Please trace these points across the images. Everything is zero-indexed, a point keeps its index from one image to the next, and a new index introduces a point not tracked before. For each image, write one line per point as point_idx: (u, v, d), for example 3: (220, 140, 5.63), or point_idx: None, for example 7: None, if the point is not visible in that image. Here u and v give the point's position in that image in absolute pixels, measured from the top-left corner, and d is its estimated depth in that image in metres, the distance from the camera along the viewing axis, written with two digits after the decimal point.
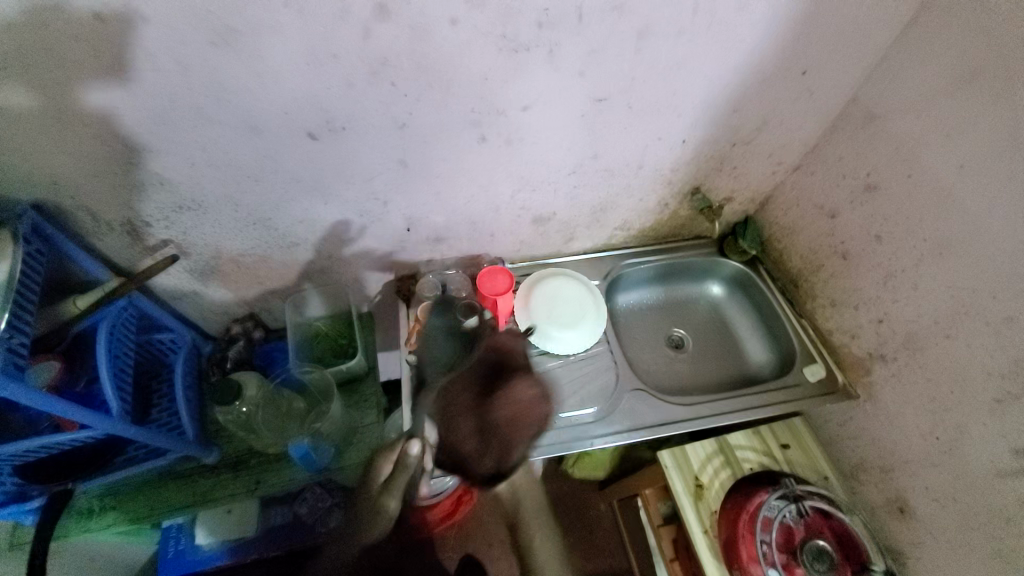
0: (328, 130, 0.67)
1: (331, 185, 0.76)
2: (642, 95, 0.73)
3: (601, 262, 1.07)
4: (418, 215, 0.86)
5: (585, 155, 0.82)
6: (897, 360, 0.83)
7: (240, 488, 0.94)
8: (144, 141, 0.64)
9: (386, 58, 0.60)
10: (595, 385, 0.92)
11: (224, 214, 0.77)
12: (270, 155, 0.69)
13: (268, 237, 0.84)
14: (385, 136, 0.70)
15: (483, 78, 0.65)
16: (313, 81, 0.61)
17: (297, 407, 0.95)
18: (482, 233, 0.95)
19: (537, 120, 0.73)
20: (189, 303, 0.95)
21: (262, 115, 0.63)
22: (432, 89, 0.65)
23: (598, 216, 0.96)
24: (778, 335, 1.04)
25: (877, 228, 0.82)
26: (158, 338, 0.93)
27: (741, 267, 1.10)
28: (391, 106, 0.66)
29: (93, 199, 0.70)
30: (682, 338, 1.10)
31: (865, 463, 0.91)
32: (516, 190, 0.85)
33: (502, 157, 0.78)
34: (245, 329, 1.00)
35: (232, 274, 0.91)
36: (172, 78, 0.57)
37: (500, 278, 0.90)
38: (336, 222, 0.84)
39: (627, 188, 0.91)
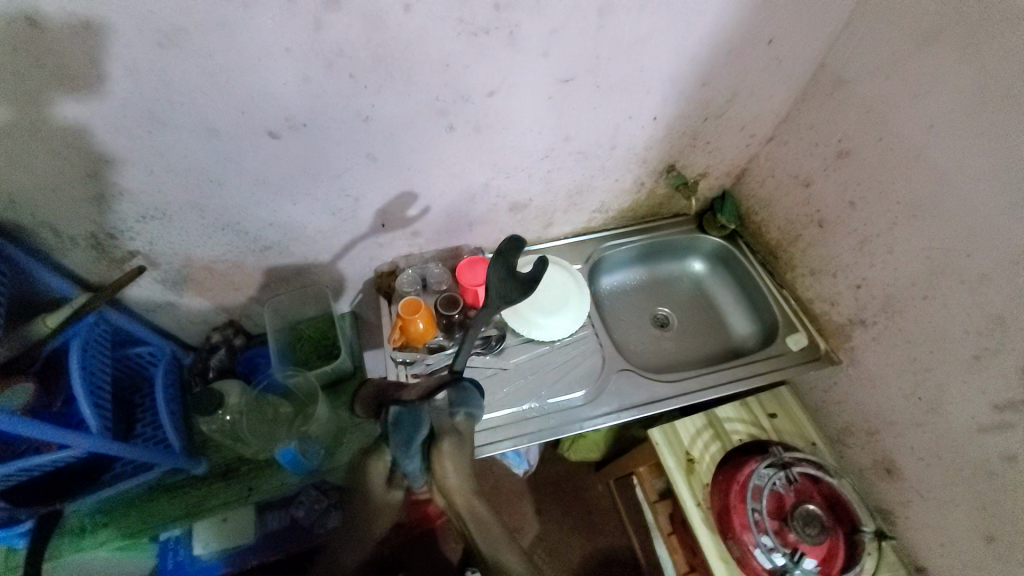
0: (290, 128, 0.65)
1: (299, 185, 0.74)
2: (610, 74, 0.72)
3: (582, 246, 1.06)
4: (392, 210, 0.85)
5: (557, 138, 0.80)
6: (877, 323, 0.84)
7: (233, 497, 0.94)
8: (102, 152, 0.62)
9: (343, 49, 0.58)
10: (583, 368, 0.92)
11: (192, 222, 0.75)
12: (232, 158, 0.67)
13: (240, 241, 0.82)
14: (349, 130, 0.68)
15: (445, 65, 0.63)
16: (268, 78, 0.59)
17: (283, 413, 0.93)
18: (459, 224, 0.93)
19: (504, 105, 0.72)
20: (164, 315, 0.93)
21: (219, 115, 0.61)
22: (394, 79, 0.63)
23: (575, 199, 0.95)
24: (762, 307, 1.05)
25: (851, 194, 0.82)
26: (137, 352, 0.92)
27: (721, 241, 1.10)
28: (352, 99, 0.64)
29: (52, 215, 0.68)
30: (667, 316, 1.11)
31: (851, 427, 0.93)
32: (489, 178, 0.84)
33: (472, 145, 0.77)
34: (225, 337, 0.98)
35: (206, 282, 0.89)
36: (118, 82, 0.55)
37: (478, 268, 0.90)
38: (308, 222, 0.82)
39: (602, 169, 0.90)
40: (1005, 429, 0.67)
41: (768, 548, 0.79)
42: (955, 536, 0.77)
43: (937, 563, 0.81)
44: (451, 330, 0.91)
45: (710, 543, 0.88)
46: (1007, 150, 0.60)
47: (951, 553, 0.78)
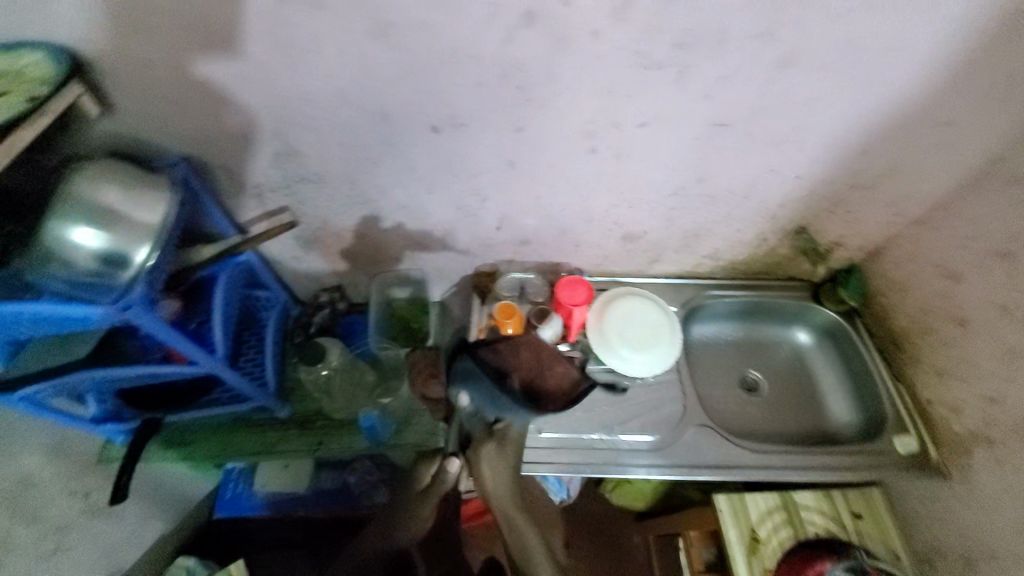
0: (450, 125, 0.70)
1: (438, 177, 0.80)
2: (765, 126, 0.71)
3: (682, 289, 1.04)
4: (511, 215, 0.88)
5: (691, 179, 0.80)
6: (1009, 447, 0.74)
7: (302, 446, 1.00)
8: (293, 117, 0.70)
9: (522, 63, 0.62)
10: (663, 412, 0.89)
11: (337, 191, 0.83)
12: (392, 142, 0.74)
13: (371, 217, 0.89)
14: (500, 136, 0.72)
15: (608, 91, 0.65)
16: (447, 77, 0.64)
17: (368, 380, 1.01)
18: (569, 243, 0.95)
19: (651, 138, 0.72)
20: (288, 267, 1.02)
21: (395, 103, 0.67)
22: (557, 97, 0.66)
23: (689, 242, 0.94)
24: (868, 397, 0.97)
25: (1007, 299, 0.74)
26: (258, 295, 1.01)
27: (837, 317, 1.03)
28: (512, 108, 0.68)
29: (233, 162, 0.77)
30: (756, 381, 1.05)
31: (947, 553, 0.82)
32: (613, 205, 0.85)
33: (607, 170, 0.78)
34: (331, 299, 1.06)
35: (331, 246, 0.97)
36: (325, 62, 0.62)
37: (579, 289, 0.90)
38: (434, 211, 0.88)
39: (727, 217, 0.88)
40: None
41: None
42: None
43: None
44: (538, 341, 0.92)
45: None
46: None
47: None
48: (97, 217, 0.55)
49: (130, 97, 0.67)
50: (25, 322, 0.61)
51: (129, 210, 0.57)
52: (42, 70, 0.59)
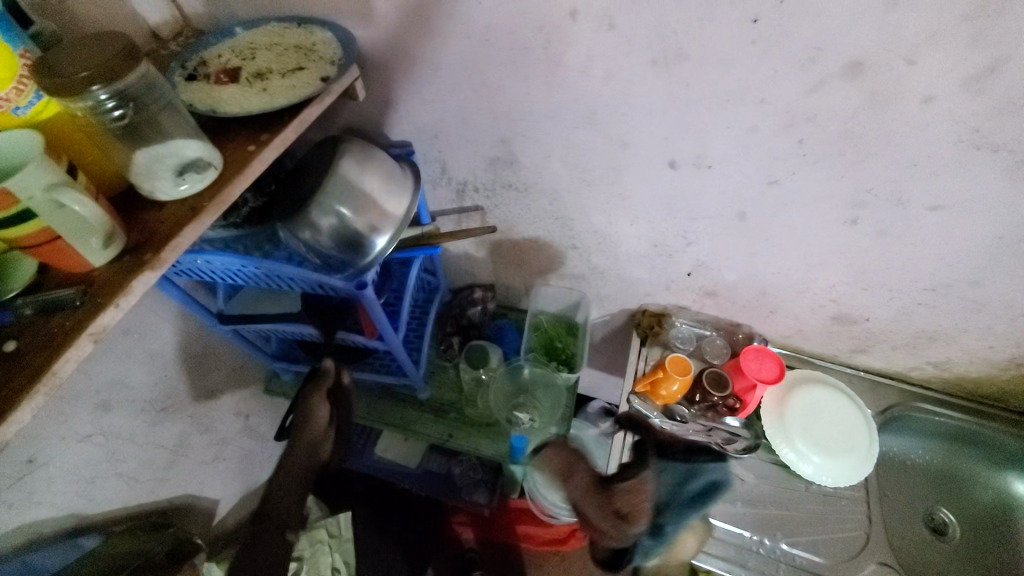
0: (692, 164, 0.64)
1: (649, 211, 0.74)
2: None
3: (879, 389, 0.89)
4: (710, 266, 0.80)
5: (963, 279, 0.65)
6: None
7: (434, 433, 1.01)
8: (531, 127, 0.68)
9: (814, 117, 0.53)
10: (836, 532, 0.76)
11: (537, 203, 0.81)
12: (619, 169, 0.69)
13: (558, 233, 0.86)
14: (744, 186, 0.64)
15: (911, 164, 0.54)
16: (719, 117, 0.57)
17: (508, 386, 0.99)
18: (762, 307, 0.84)
19: (936, 224, 0.59)
20: (457, 259, 1.04)
21: (641, 134, 0.63)
22: (837, 159, 0.56)
23: (915, 343, 0.79)
24: None
25: None
26: (426, 277, 1.02)
27: None
28: (775, 161, 0.59)
29: (451, 157, 0.78)
30: (947, 524, 0.86)
31: None
32: (840, 283, 0.73)
33: (856, 247, 0.66)
34: (484, 297, 1.06)
35: (505, 249, 0.96)
36: (589, 81, 0.59)
37: (767, 363, 0.80)
38: (626, 243, 0.82)
39: (984, 330, 0.72)
40: None
41: None
42: None
43: None
44: (705, 407, 0.82)
45: None
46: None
47: None
48: (356, 198, 0.57)
49: (387, 85, 0.70)
50: (261, 277, 0.67)
51: (381, 197, 0.59)
52: (331, 51, 0.62)
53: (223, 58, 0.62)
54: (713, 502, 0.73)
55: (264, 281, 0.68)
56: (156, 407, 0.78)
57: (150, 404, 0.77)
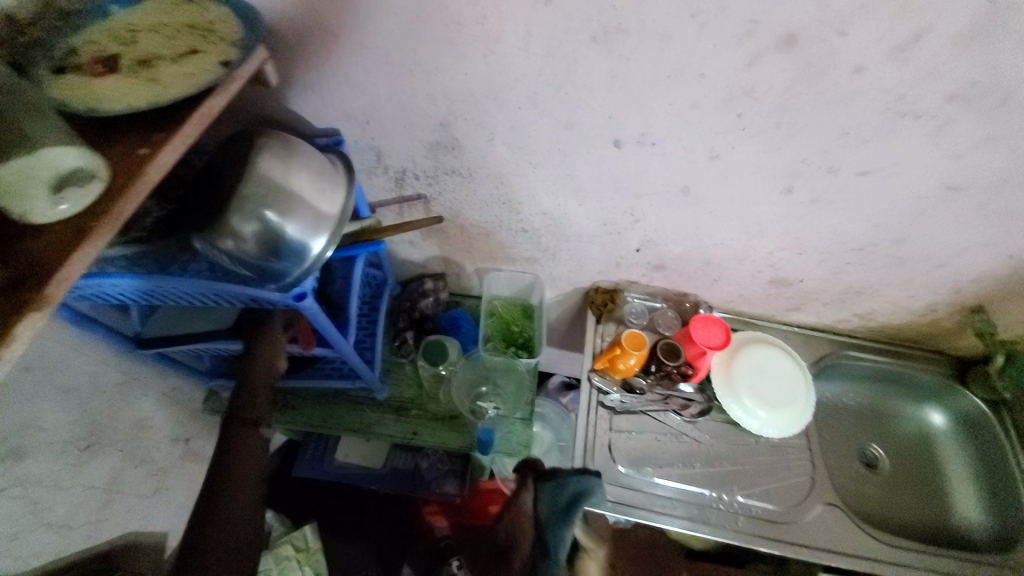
0: (638, 142, 0.63)
1: (598, 191, 0.72)
2: (1008, 197, 0.60)
3: (813, 342, 0.96)
4: (658, 240, 0.81)
5: (886, 238, 0.70)
6: None
7: (397, 434, 0.98)
8: (472, 110, 0.64)
9: (754, 90, 0.53)
10: (782, 478, 0.83)
11: (481, 188, 0.78)
12: (565, 150, 0.67)
13: (507, 217, 0.84)
14: (689, 162, 0.64)
15: (842, 133, 0.56)
16: (664, 94, 0.56)
17: (468, 376, 0.98)
18: (707, 276, 0.87)
19: (862, 189, 0.63)
20: (402, 250, 0.99)
21: (586, 112, 0.60)
22: (776, 131, 0.57)
23: (845, 298, 0.85)
24: (1010, 506, 0.86)
25: None
26: (370, 273, 0.97)
27: (982, 407, 0.92)
28: (718, 136, 0.59)
29: (386, 143, 0.73)
30: (878, 458, 0.95)
31: None
32: (779, 249, 0.76)
33: (792, 214, 0.69)
34: (435, 287, 1.03)
35: (452, 238, 0.93)
36: (529, 59, 0.55)
37: (714, 330, 0.83)
38: (576, 223, 0.81)
39: (901, 282, 0.79)
40: None
41: None
42: None
43: None
44: (659, 377, 0.85)
45: None
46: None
47: None
48: (284, 200, 0.52)
49: (304, 68, 0.63)
50: (181, 294, 0.61)
51: (314, 196, 0.54)
52: (233, 32, 0.55)
53: (99, 44, 0.53)
54: (580, 512, 0.74)
55: (186, 297, 0.62)
56: (77, 447, 0.69)
57: (69, 444, 0.68)
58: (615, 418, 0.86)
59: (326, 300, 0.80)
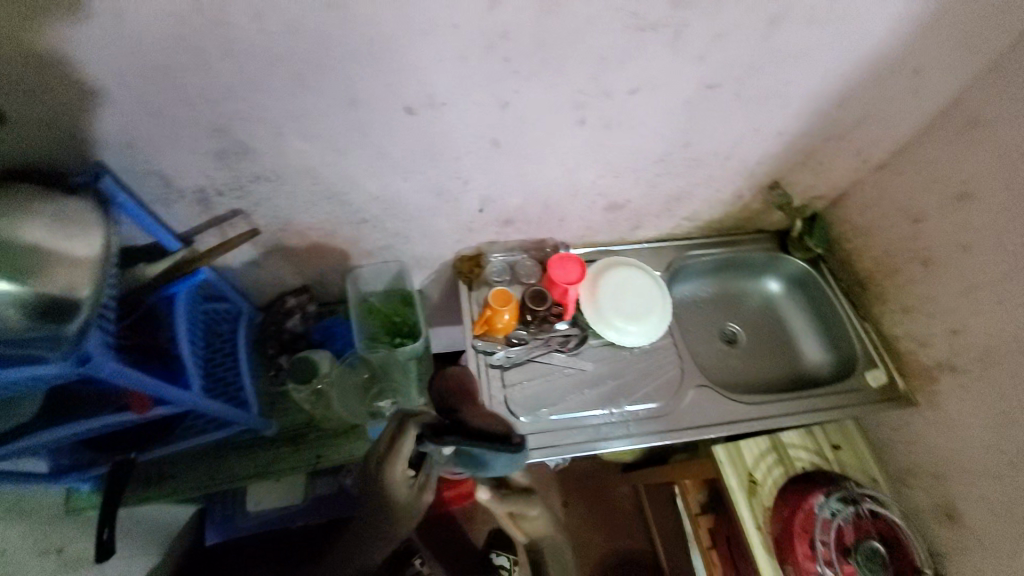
0: (427, 105, 0.63)
1: (414, 163, 0.72)
2: (753, 84, 0.69)
3: (663, 252, 1.06)
4: (494, 196, 0.83)
5: (678, 144, 0.78)
6: (969, 372, 0.83)
7: (300, 463, 0.93)
8: (245, 109, 0.59)
9: (508, 32, 0.55)
10: (660, 379, 0.92)
11: (299, 188, 0.74)
12: (362, 129, 0.65)
13: (339, 212, 0.80)
14: (483, 114, 0.65)
15: (601, 57, 0.60)
16: (428, 52, 0.56)
17: (357, 382, 0.95)
18: (553, 217, 0.92)
19: (640, 104, 0.69)
20: (248, 274, 0.92)
21: (361, 86, 0.59)
22: (546, 67, 0.60)
23: (670, 205, 0.95)
24: (838, 340, 1.03)
25: (966, 238, 0.81)
26: (219, 309, 0.90)
27: (806, 266, 1.07)
28: (497, 82, 0.61)
29: (168, 166, 0.66)
30: (735, 333, 1.10)
31: (915, 469, 0.93)
32: (599, 175, 0.82)
33: (595, 141, 0.74)
34: (300, 302, 0.97)
35: (295, 247, 0.88)
36: (274, 40, 0.52)
37: (570, 266, 0.89)
38: (410, 199, 0.80)
39: (707, 178, 0.89)
40: None
41: None
42: None
43: None
44: (535, 322, 0.90)
45: (770, 569, 0.88)
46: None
47: None
48: (23, 258, 0.48)
49: (20, 102, 0.54)
50: None
51: (58, 245, 0.50)
52: None
53: None
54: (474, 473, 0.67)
55: None
56: None
57: None
58: (506, 374, 0.88)
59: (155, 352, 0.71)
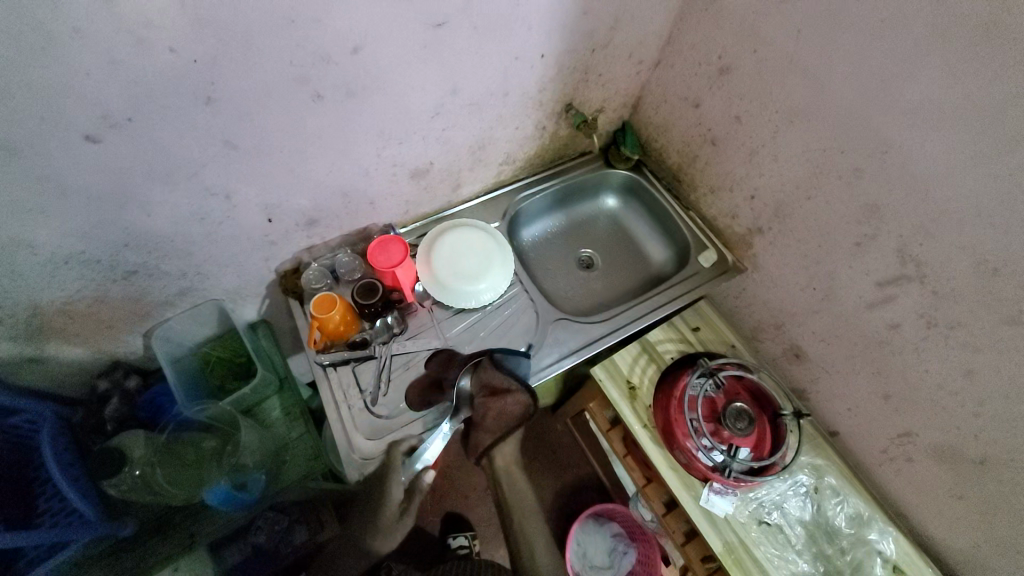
0: (110, 127, 0.53)
1: (145, 193, 0.62)
2: (484, 12, 0.66)
3: (496, 202, 1.04)
4: (275, 201, 0.75)
5: (444, 92, 0.74)
6: (772, 229, 0.90)
7: (174, 549, 0.86)
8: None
9: (152, 18, 0.47)
10: (518, 325, 0.93)
11: (20, 262, 0.62)
12: (47, 177, 0.54)
13: (94, 272, 0.69)
14: (191, 119, 0.57)
15: (290, 22, 0.54)
16: (62, 66, 0.47)
17: (209, 445, 0.88)
18: (360, 204, 0.86)
19: (374, 61, 0.63)
20: (32, 374, 0.79)
21: (7, 127, 0.49)
22: (230, 48, 0.53)
23: (477, 154, 0.92)
24: (673, 233, 1.09)
25: (736, 109, 0.86)
26: (11, 424, 0.77)
27: (628, 173, 1.12)
28: (182, 79, 0.53)
29: None
30: (590, 257, 1.13)
31: (762, 324, 1.02)
32: (380, 147, 0.77)
33: (348, 113, 0.68)
34: (115, 382, 0.86)
35: (68, 328, 0.75)
36: None
37: (393, 248, 0.84)
38: (174, 233, 0.70)
39: (499, 119, 0.87)
40: (886, 302, 0.76)
41: (708, 448, 0.89)
42: (858, 400, 0.89)
43: (845, 425, 0.94)
44: (378, 316, 0.87)
45: (663, 457, 0.95)
46: (879, 35, 0.62)
47: (855, 415, 0.91)
48: None
49: None
50: None
51: None
52: None
53: None
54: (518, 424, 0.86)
55: None
56: None
57: None
58: (360, 375, 0.84)
59: None
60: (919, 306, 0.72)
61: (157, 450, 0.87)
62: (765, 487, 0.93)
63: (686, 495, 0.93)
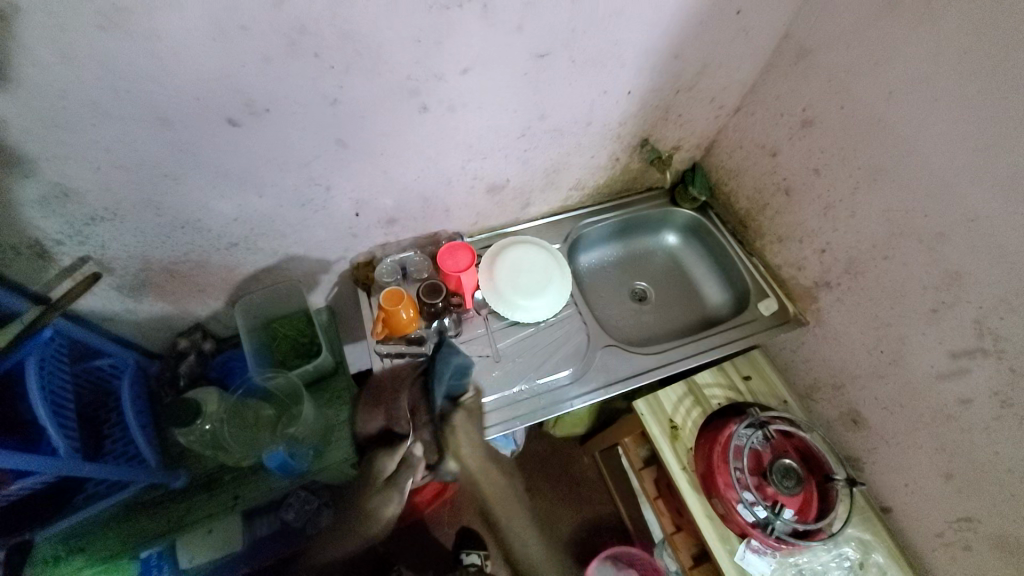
0: (251, 114, 0.61)
1: (261, 176, 0.70)
2: (584, 47, 0.72)
3: (560, 224, 1.08)
4: (365, 199, 0.81)
5: (533, 116, 0.80)
6: (841, 285, 0.88)
7: (218, 507, 0.92)
8: (58, 148, 0.57)
9: (307, 26, 0.55)
10: (569, 347, 0.95)
11: (146, 221, 0.70)
12: (188, 149, 0.63)
13: (202, 240, 0.77)
14: (315, 115, 0.65)
15: (415, 41, 0.61)
16: (227, 59, 0.55)
17: (265, 415, 0.92)
18: (438, 210, 0.91)
19: (478, 84, 0.70)
20: (124, 322, 0.88)
21: (171, 103, 0.57)
22: (363, 59, 0.60)
23: (551, 177, 0.96)
24: (733, 277, 1.09)
25: (816, 161, 0.86)
26: (97, 365, 0.86)
27: (693, 214, 1.13)
28: (318, 80, 0.61)
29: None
30: (644, 290, 1.14)
31: (819, 382, 0.98)
32: (466, 160, 0.82)
33: (445, 126, 0.74)
34: (193, 342, 0.94)
35: (166, 285, 0.84)
36: (70, 77, 0.51)
37: (460, 255, 0.90)
38: (275, 215, 0.77)
39: (578, 147, 0.91)
40: (959, 374, 0.72)
41: (750, 502, 0.85)
42: (918, 478, 0.84)
43: (900, 502, 0.88)
44: (436, 317, 0.90)
45: (700, 507, 0.92)
46: (977, 102, 0.62)
47: (913, 493, 0.85)
48: None
49: None
50: None
51: None
52: None
53: None
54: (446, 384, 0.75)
55: None
56: None
57: None
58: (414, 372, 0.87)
59: (16, 435, 0.71)
60: (992, 382, 0.68)
61: (227, 409, 0.91)
62: (806, 554, 0.88)
63: (720, 549, 0.89)
